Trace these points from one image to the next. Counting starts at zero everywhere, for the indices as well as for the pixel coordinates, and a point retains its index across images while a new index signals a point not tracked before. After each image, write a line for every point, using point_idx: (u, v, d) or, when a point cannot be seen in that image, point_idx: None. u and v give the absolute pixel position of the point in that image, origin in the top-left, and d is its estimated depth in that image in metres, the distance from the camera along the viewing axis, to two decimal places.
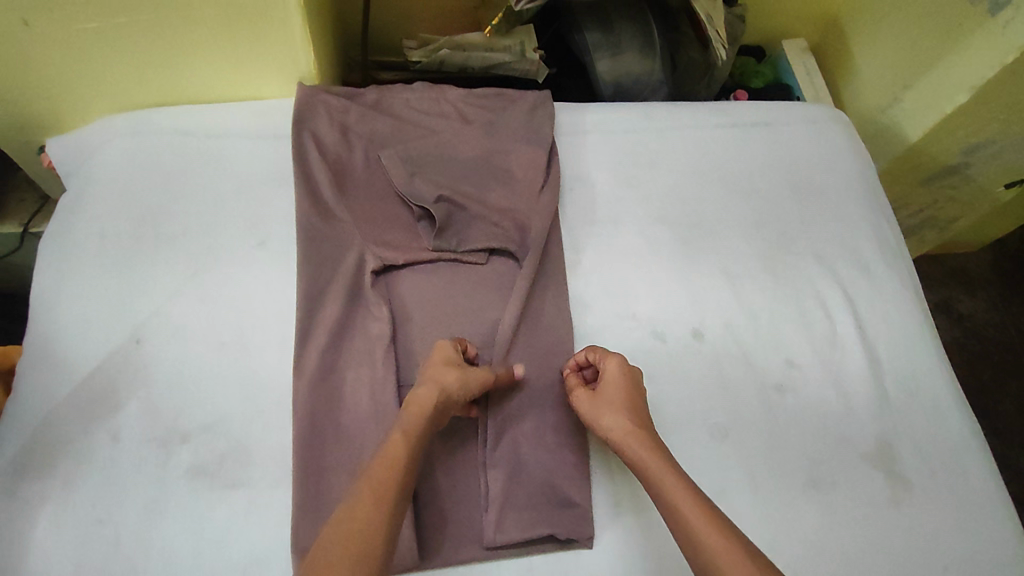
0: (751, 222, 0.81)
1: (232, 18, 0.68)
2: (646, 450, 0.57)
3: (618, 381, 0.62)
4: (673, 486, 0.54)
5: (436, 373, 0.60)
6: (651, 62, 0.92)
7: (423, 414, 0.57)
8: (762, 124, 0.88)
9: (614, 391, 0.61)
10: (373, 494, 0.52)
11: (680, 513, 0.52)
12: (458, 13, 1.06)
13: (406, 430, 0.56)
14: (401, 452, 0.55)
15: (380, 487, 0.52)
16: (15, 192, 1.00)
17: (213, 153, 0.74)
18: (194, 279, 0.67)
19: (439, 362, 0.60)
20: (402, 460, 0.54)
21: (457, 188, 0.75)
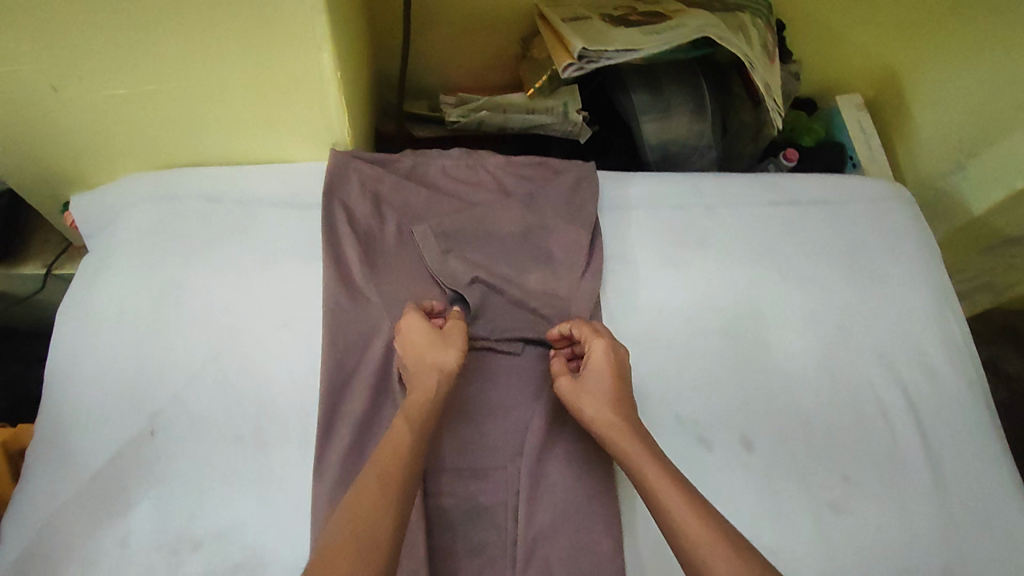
0: (806, 313, 0.76)
1: (266, 86, 0.64)
2: (628, 434, 0.57)
3: (602, 360, 0.61)
4: (655, 470, 0.54)
5: (428, 355, 0.60)
6: (701, 127, 0.87)
7: (425, 397, 0.57)
8: (820, 201, 0.83)
9: (598, 373, 0.61)
10: (379, 475, 0.51)
11: (659, 496, 0.52)
12: (496, 60, 1.02)
13: (409, 415, 0.56)
14: (406, 435, 0.54)
15: (389, 468, 0.52)
16: (39, 232, 0.97)
17: (238, 222, 0.70)
18: (214, 364, 0.64)
19: (428, 345, 0.60)
20: (408, 442, 0.54)
21: (494, 269, 0.71)
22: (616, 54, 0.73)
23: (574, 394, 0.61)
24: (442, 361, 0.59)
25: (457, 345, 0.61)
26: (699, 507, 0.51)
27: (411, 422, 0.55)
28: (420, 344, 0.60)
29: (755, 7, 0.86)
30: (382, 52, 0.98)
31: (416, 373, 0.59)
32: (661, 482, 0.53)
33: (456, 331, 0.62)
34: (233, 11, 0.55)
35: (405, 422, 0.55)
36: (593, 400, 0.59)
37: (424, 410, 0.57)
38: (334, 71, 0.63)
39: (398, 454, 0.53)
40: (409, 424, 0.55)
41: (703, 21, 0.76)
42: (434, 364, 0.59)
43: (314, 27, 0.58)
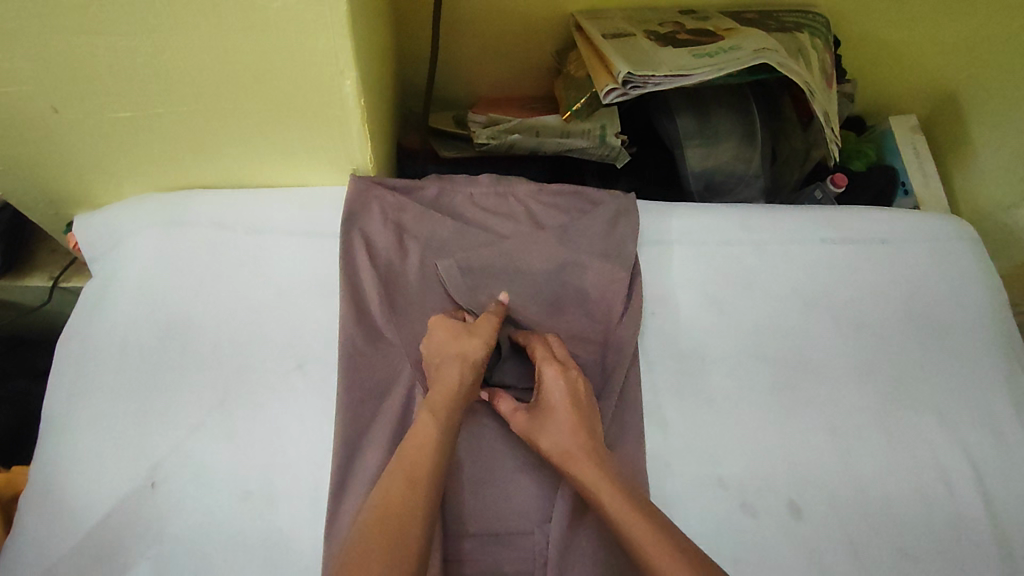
0: (861, 366, 0.70)
1: (281, 111, 0.59)
2: (591, 468, 0.53)
3: (558, 390, 0.57)
4: (622, 507, 0.50)
5: (454, 348, 0.58)
6: (749, 156, 0.82)
7: (451, 389, 0.55)
8: (878, 241, 0.76)
9: (554, 406, 0.57)
10: (408, 473, 0.50)
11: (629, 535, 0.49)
12: (529, 73, 0.97)
13: (435, 408, 0.54)
14: (432, 428, 0.53)
15: (414, 467, 0.50)
16: (45, 243, 0.93)
17: (251, 252, 0.66)
18: (221, 409, 0.59)
19: (456, 337, 0.58)
20: (435, 435, 0.52)
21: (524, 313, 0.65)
22: (664, 79, 0.68)
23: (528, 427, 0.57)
24: (468, 353, 0.58)
25: (484, 339, 0.59)
26: (675, 546, 0.48)
27: (438, 415, 0.53)
28: (446, 335, 0.59)
29: (813, 28, 0.81)
30: (408, 61, 0.93)
31: (440, 364, 0.57)
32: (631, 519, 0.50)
33: (485, 326, 0.60)
34: (248, 33, 0.51)
35: (432, 414, 0.54)
36: (551, 432, 0.56)
37: (451, 403, 0.55)
38: (357, 97, 0.58)
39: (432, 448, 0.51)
40: (437, 416, 0.54)
41: (759, 45, 0.71)
42: (461, 355, 0.57)
43: (336, 52, 0.53)
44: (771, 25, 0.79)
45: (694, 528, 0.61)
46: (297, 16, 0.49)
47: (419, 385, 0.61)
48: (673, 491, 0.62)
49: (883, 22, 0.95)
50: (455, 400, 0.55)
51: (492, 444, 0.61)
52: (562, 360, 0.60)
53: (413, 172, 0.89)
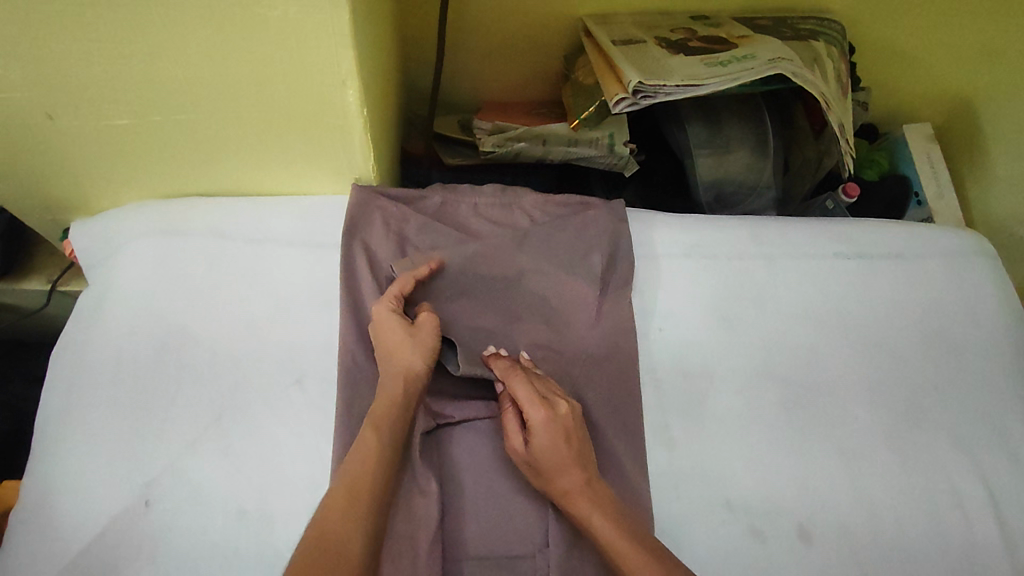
0: (873, 385, 0.68)
1: (282, 121, 0.57)
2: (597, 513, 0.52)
3: (547, 437, 0.53)
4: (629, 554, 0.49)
5: (395, 358, 0.56)
6: (761, 166, 0.80)
7: (394, 402, 0.54)
8: (893, 256, 0.74)
9: (546, 454, 0.53)
10: (348, 491, 0.49)
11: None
12: (536, 77, 0.95)
13: (377, 423, 0.53)
14: (372, 444, 0.52)
15: (355, 485, 0.49)
16: (43, 247, 0.92)
17: (251, 262, 0.64)
18: (217, 424, 0.58)
19: (394, 346, 0.56)
20: (379, 448, 0.52)
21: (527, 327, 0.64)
22: (676, 89, 0.66)
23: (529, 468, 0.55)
24: (409, 365, 0.55)
25: (422, 345, 0.57)
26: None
27: (379, 431, 0.52)
28: (389, 342, 0.57)
29: (829, 36, 0.79)
30: (412, 64, 0.91)
31: (383, 377, 0.56)
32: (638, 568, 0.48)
33: (427, 331, 0.57)
34: (248, 41, 0.49)
35: (373, 429, 0.53)
36: (554, 475, 0.53)
37: (393, 417, 0.54)
38: (360, 107, 0.56)
39: (369, 463, 0.51)
40: (377, 432, 0.52)
41: (774, 55, 0.69)
42: (405, 372, 0.55)
43: (339, 63, 0.51)
44: (786, 33, 0.77)
45: (702, 552, 0.59)
46: (298, 27, 0.48)
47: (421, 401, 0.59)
48: (680, 513, 0.60)
49: (899, 28, 0.93)
50: (397, 414, 0.54)
51: (496, 460, 0.59)
52: (547, 397, 0.56)
53: (417, 177, 0.87)
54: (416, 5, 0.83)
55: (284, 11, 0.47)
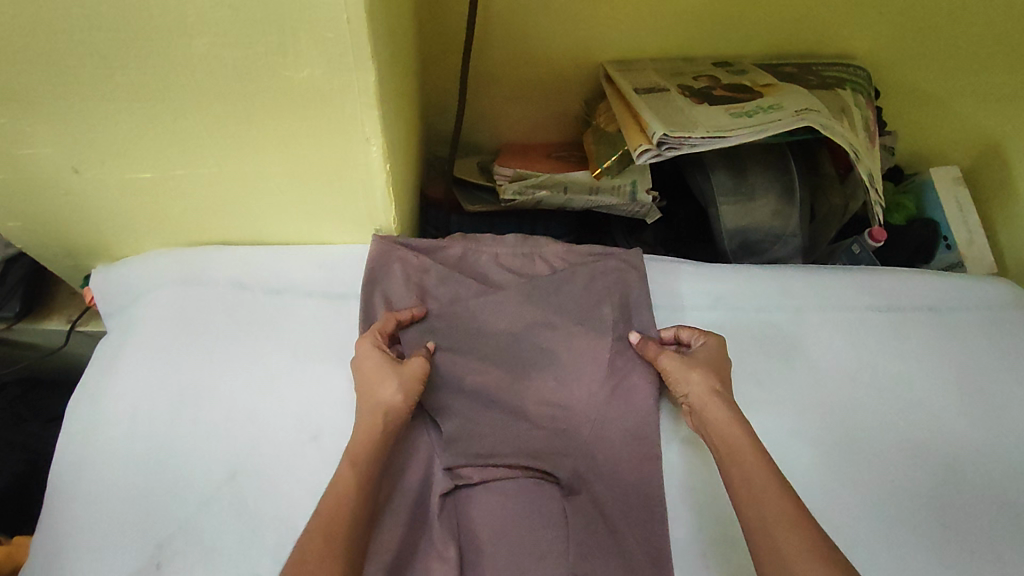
0: (911, 445, 0.65)
1: (303, 176, 0.57)
2: (734, 427, 0.53)
3: (710, 354, 0.60)
4: (752, 469, 0.50)
5: (371, 394, 0.55)
6: (788, 215, 0.78)
7: (372, 439, 0.52)
8: (926, 309, 0.72)
9: (710, 363, 0.58)
10: (326, 525, 0.46)
11: (749, 479, 0.49)
12: (557, 121, 0.95)
13: (354, 459, 0.51)
14: (349, 479, 0.49)
15: (332, 519, 0.47)
16: (60, 287, 0.92)
17: (270, 314, 0.64)
18: (231, 482, 0.56)
19: (374, 380, 0.55)
20: (352, 486, 0.49)
21: (545, 382, 0.62)
22: (701, 140, 0.65)
23: (679, 369, 0.58)
24: (384, 400, 0.54)
25: (400, 379, 0.55)
26: (802, 520, 0.46)
27: (356, 468, 0.50)
28: (367, 374, 0.56)
29: (856, 83, 0.78)
30: (434, 109, 0.91)
31: (360, 411, 0.55)
32: (762, 482, 0.49)
33: (411, 370, 0.57)
34: (273, 100, 0.49)
35: (349, 466, 0.50)
36: (700, 387, 0.56)
37: (371, 449, 0.52)
38: (383, 162, 0.55)
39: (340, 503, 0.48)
40: (358, 469, 0.50)
41: (801, 105, 0.68)
42: (381, 410, 0.54)
43: (362, 121, 0.51)
44: (812, 80, 0.76)
45: None
46: (322, 88, 0.48)
47: (435, 462, 0.58)
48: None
49: (924, 71, 0.92)
50: (369, 456, 0.51)
51: (513, 520, 0.57)
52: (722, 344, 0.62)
53: (436, 221, 0.86)
54: (439, 51, 0.83)
55: (310, 73, 0.47)
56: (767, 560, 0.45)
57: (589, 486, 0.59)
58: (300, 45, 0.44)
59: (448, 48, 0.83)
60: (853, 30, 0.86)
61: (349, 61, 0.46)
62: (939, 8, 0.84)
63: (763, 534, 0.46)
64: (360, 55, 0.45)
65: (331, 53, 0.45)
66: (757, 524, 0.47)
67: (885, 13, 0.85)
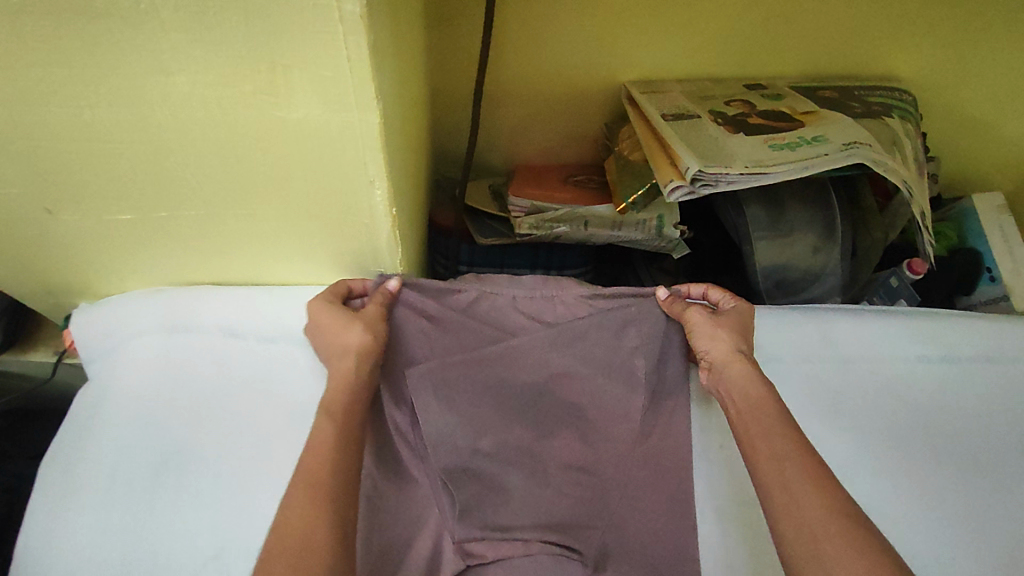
0: (974, 519, 0.58)
1: (301, 217, 0.51)
2: (755, 386, 0.50)
3: (739, 318, 0.56)
4: (771, 428, 0.47)
5: (338, 338, 0.51)
6: (827, 252, 0.72)
7: (344, 385, 0.49)
8: (983, 359, 0.66)
9: (736, 323, 0.55)
10: (310, 486, 0.43)
11: (765, 434, 0.46)
12: (576, 143, 0.89)
13: (329, 407, 0.48)
14: (328, 430, 0.46)
15: (318, 478, 0.43)
16: (37, 318, 0.87)
17: (264, 364, 0.58)
18: (217, 556, 0.50)
19: (337, 325, 0.52)
20: (332, 430, 0.46)
21: (569, 433, 0.57)
22: (740, 177, 0.59)
23: (704, 328, 0.55)
24: (350, 342, 0.51)
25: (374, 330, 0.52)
26: (817, 470, 0.43)
27: (332, 417, 0.47)
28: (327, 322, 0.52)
29: (904, 110, 0.72)
30: (445, 132, 0.86)
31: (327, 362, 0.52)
32: (779, 438, 0.46)
33: (372, 310, 0.53)
34: (265, 141, 0.43)
35: (327, 413, 0.47)
36: (725, 346, 0.53)
37: (346, 397, 0.49)
38: (389, 208, 0.49)
39: (327, 449, 0.45)
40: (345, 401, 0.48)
41: (849, 138, 0.63)
42: (364, 352, 0.51)
43: (366, 163, 0.45)
44: (857, 107, 0.71)
45: None
46: (320, 128, 0.42)
47: (445, 535, 0.53)
48: None
49: (971, 94, 0.85)
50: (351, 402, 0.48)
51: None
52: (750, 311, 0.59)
53: (446, 251, 0.80)
54: (449, 72, 0.78)
55: (305, 113, 0.41)
56: (780, 511, 0.42)
57: (614, 564, 0.52)
58: (293, 83, 0.39)
59: (459, 70, 0.78)
60: (895, 52, 0.80)
61: (349, 100, 0.40)
62: (989, 29, 0.78)
63: (772, 474, 0.44)
64: (363, 94, 0.39)
65: (328, 91, 0.39)
66: (773, 480, 0.44)
67: (932, 35, 0.78)
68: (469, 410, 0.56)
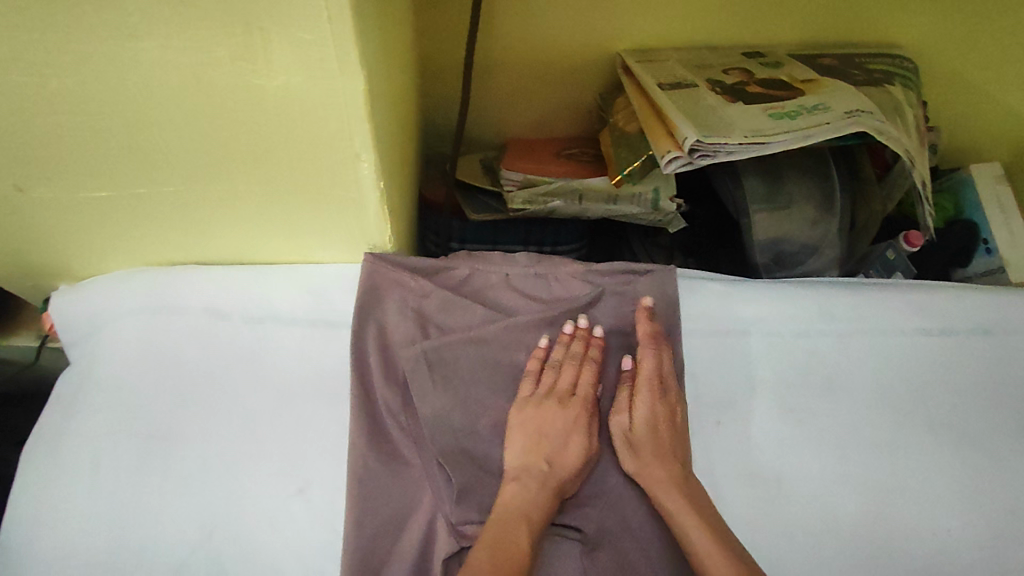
0: (967, 491, 0.58)
1: (284, 192, 0.49)
2: (669, 487, 0.51)
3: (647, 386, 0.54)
4: (701, 540, 0.48)
5: (561, 393, 0.54)
6: (826, 224, 0.70)
7: (578, 454, 0.52)
8: (981, 331, 0.65)
9: (647, 398, 0.54)
10: (496, 554, 0.45)
11: (692, 550, 0.48)
12: (569, 114, 0.86)
13: (549, 482, 0.50)
14: (531, 506, 0.49)
15: (517, 559, 0.45)
16: (15, 301, 0.84)
17: (251, 346, 0.56)
18: (209, 543, 0.49)
19: (580, 387, 0.54)
20: (534, 513, 0.49)
21: (588, 435, 0.53)
22: (739, 147, 0.58)
23: (621, 420, 0.54)
24: (581, 409, 0.54)
25: (524, 438, 0.52)
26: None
27: (546, 487, 0.50)
28: (545, 372, 0.54)
29: (906, 78, 0.70)
30: (434, 104, 0.83)
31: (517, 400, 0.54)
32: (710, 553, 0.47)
33: (580, 353, 0.55)
34: (244, 110, 0.41)
35: (541, 490, 0.50)
36: (645, 442, 0.53)
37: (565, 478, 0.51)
38: (377, 181, 0.47)
39: (489, 550, 0.45)
40: (506, 513, 0.48)
41: (850, 105, 0.61)
42: (522, 468, 0.51)
43: (352, 134, 0.43)
44: (858, 75, 0.69)
45: None
46: (302, 96, 0.40)
47: (439, 512, 0.51)
48: None
49: (973, 59, 0.83)
50: (522, 524, 0.48)
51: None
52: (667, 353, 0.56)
53: (437, 227, 0.79)
54: (438, 40, 0.75)
55: (285, 81, 0.39)
56: None
57: (612, 541, 0.52)
58: (271, 47, 0.37)
59: (448, 37, 0.75)
60: (898, 16, 0.78)
61: (331, 65, 0.38)
62: None
63: None
64: (345, 59, 0.37)
65: (308, 56, 0.37)
66: None
67: None
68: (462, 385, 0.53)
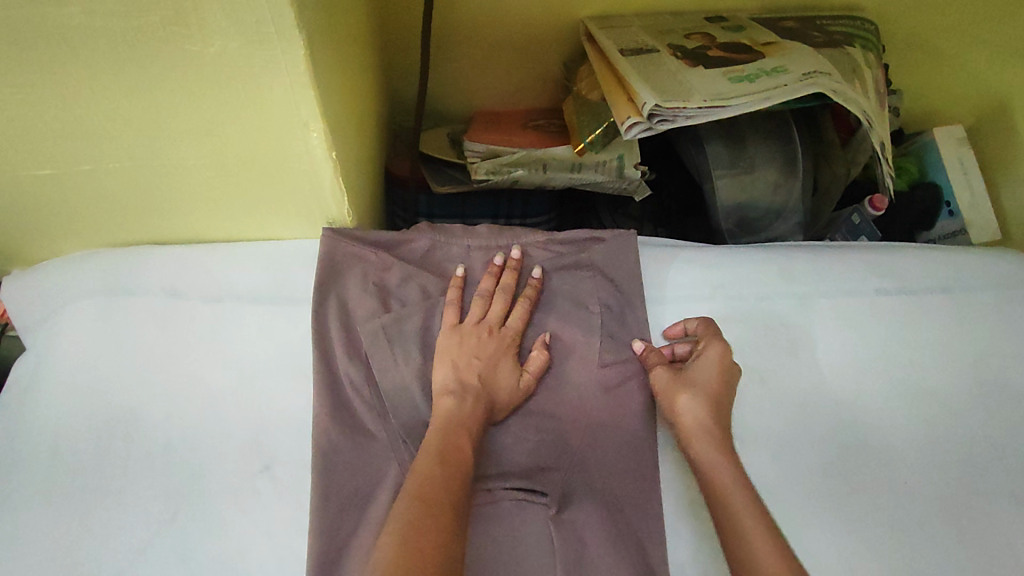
0: (922, 443, 0.60)
1: (234, 164, 0.48)
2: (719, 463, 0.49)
3: (709, 365, 0.54)
4: (743, 516, 0.45)
5: (494, 324, 0.55)
6: (788, 188, 0.71)
7: (509, 373, 0.53)
8: (939, 290, 0.66)
9: (704, 369, 0.54)
10: (441, 461, 0.45)
11: (738, 525, 0.45)
12: (534, 86, 0.85)
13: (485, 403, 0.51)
14: (458, 414, 0.49)
15: (451, 463, 0.45)
16: None
17: (210, 325, 0.56)
18: (174, 524, 0.49)
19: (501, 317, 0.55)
20: (468, 422, 0.49)
21: (517, 364, 0.54)
22: (698, 111, 0.57)
23: (668, 394, 0.54)
24: (511, 335, 0.55)
25: (452, 359, 0.53)
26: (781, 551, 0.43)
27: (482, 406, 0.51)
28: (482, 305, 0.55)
29: (865, 39, 0.70)
30: (396, 77, 0.81)
31: (467, 333, 0.54)
32: (744, 523, 0.45)
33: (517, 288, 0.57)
34: (182, 78, 0.40)
35: (472, 403, 0.50)
36: (693, 417, 0.52)
37: (493, 402, 0.52)
38: (328, 150, 0.47)
39: (438, 459, 0.45)
40: (447, 423, 0.49)
41: (808, 67, 0.61)
42: (456, 382, 0.51)
43: (298, 103, 0.42)
44: (818, 37, 0.69)
45: None
46: (241, 63, 0.39)
47: (406, 482, 0.51)
48: None
49: (934, 23, 0.83)
50: (461, 433, 0.48)
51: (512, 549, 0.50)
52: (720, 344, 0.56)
53: (403, 202, 0.78)
54: (398, 10, 0.73)
55: (221, 46, 0.38)
56: None
57: (579, 504, 0.52)
58: (203, 12, 0.36)
59: (407, 6, 0.73)
60: None
61: (267, 29, 0.37)
62: None
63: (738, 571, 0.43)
64: (281, 22, 0.36)
65: (244, 20, 0.36)
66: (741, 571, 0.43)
67: None
68: (427, 356, 0.54)
